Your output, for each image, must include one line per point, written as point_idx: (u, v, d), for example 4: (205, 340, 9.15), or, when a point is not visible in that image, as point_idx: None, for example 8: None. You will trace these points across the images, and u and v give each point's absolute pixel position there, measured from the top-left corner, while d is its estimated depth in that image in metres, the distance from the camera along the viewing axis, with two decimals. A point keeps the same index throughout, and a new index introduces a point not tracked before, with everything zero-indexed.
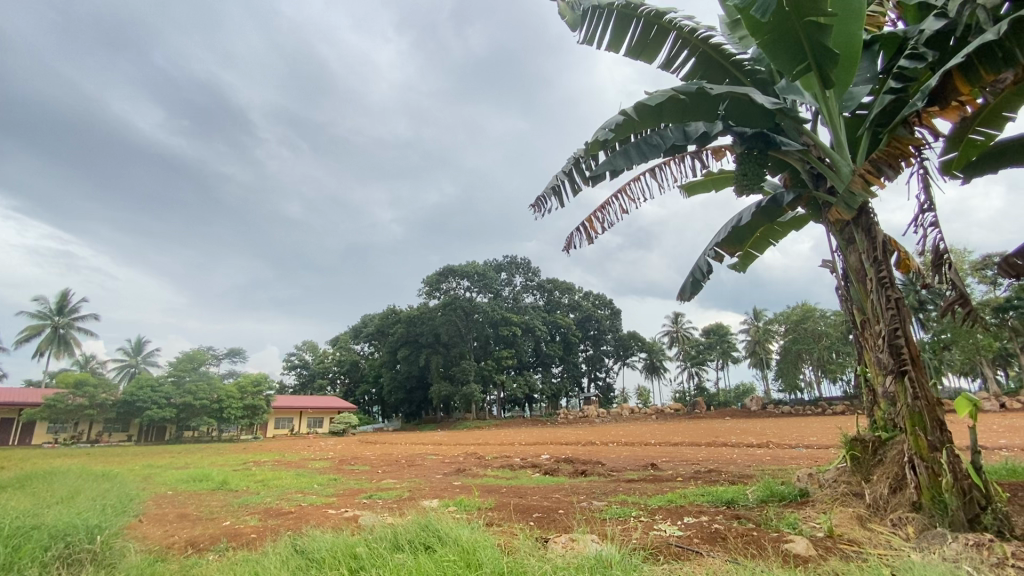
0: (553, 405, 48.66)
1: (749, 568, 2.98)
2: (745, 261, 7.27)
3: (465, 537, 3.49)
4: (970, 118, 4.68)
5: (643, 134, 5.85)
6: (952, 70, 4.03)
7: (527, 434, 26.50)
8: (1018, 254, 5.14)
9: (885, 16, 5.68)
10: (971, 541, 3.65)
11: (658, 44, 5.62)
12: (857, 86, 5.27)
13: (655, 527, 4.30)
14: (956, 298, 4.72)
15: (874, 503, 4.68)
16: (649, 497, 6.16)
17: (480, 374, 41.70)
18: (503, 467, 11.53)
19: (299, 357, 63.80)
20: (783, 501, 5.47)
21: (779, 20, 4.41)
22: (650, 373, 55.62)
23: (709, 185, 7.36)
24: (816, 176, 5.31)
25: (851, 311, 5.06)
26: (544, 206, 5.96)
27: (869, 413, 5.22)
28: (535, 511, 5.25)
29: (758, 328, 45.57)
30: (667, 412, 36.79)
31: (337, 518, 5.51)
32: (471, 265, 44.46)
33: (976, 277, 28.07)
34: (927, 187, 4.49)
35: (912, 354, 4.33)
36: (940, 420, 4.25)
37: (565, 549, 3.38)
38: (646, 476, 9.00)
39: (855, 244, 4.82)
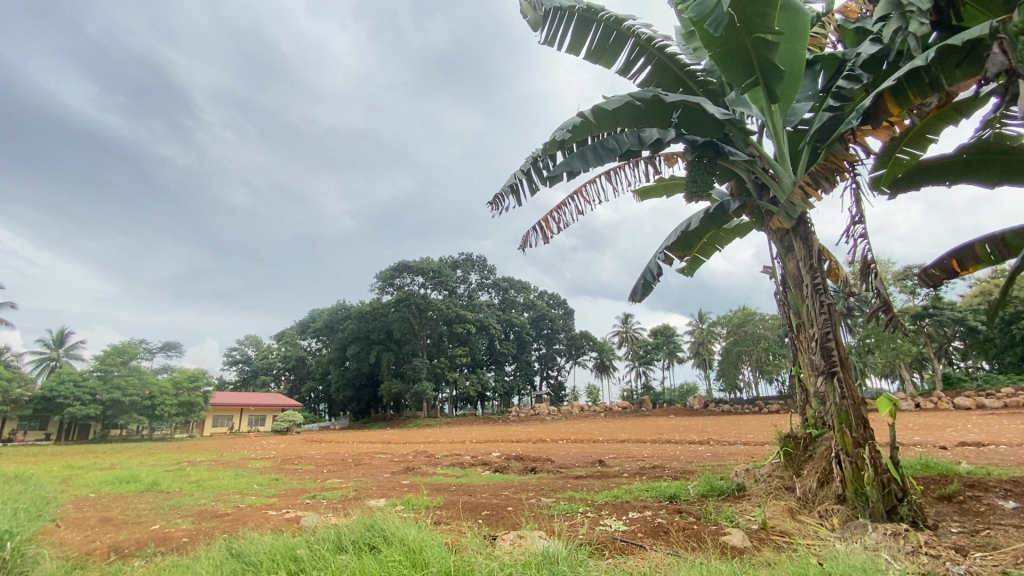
0: (505, 403, 48.79)
1: (690, 560, 3.08)
2: (692, 265, 7.52)
3: (412, 537, 3.43)
4: (897, 138, 5.05)
5: (600, 137, 5.96)
6: (885, 92, 4.35)
7: (477, 432, 26.53)
8: (933, 266, 5.61)
9: (826, 38, 6.02)
10: (888, 531, 3.95)
11: (616, 50, 5.72)
12: (799, 103, 5.58)
13: (601, 522, 4.39)
14: (881, 305, 5.06)
15: (804, 497, 4.96)
16: (596, 494, 6.27)
17: (433, 372, 41.15)
18: (453, 465, 11.45)
19: (241, 352, 61.14)
20: (721, 495, 5.74)
21: (730, 34, 4.59)
22: (600, 372, 56.74)
23: (660, 190, 7.58)
24: (760, 186, 5.55)
25: (788, 315, 5.33)
26: (502, 204, 5.95)
27: (801, 411, 5.50)
28: (485, 509, 5.25)
29: (702, 330, 47.44)
30: (616, 410, 37.68)
31: (277, 520, 5.28)
32: (426, 261, 43.94)
33: (897, 288, 30.40)
34: (859, 201, 4.79)
35: (841, 356, 4.62)
36: (864, 418, 4.56)
37: (512, 547, 3.37)
38: (594, 472, 9.14)
39: (793, 251, 5.08)
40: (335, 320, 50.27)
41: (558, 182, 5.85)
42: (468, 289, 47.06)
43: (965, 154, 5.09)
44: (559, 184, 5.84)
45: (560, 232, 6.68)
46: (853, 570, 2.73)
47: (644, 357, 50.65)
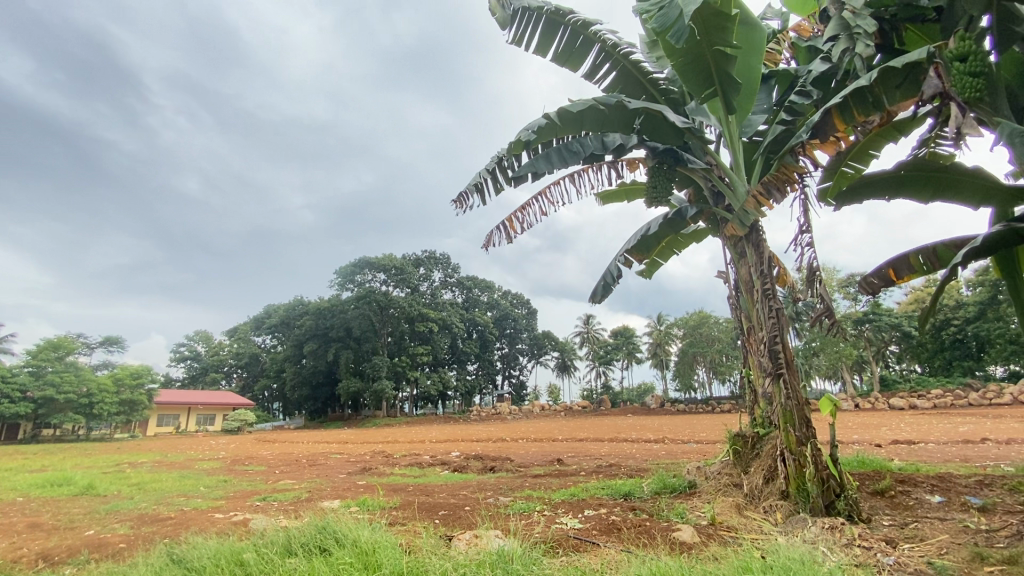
0: (466, 402, 48.60)
1: (640, 556, 3.15)
2: (651, 268, 7.70)
3: (365, 538, 3.37)
4: (844, 152, 5.35)
5: (565, 140, 6.03)
6: (832, 109, 4.60)
7: (437, 432, 26.37)
8: (873, 274, 5.92)
9: (781, 54, 6.28)
10: (826, 524, 4.18)
11: (582, 54, 5.79)
12: (755, 115, 5.80)
13: (558, 520, 4.44)
14: (824, 310, 5.32)
15: (750, 493, 5.17)
16: (552, 492, 6.32)
17: (393, 371, 40.52)
18: (411, 466, 11.31)
19: (190, 348, 58.52)
20: (673, 492, 5.91)
21: (692, 45, 4.73)
22: (561, 372, 57.26)
23: (622, 194, 7.73)
24: (716, 194, 5.75)
25: (739, 318, 5.52)
26: (466, 203, 5.93)
27: (750, 411, 5.72)
28: (441, 509, 5.21)
29: (660, 331, 48.62)
30: (575, 409, 38.15)
31: (224, 523, 5.09)
32: (388, 258, 43.38)
33: (841, 294, 32.09)
34: (806, 211, 5.04)
35: (787, 358, 4.85)
36: (806, 417, 4.81)
37: (467, 547, 3.37)
38: (552, 471, 9.23)
39: (745, 257, 5.28)
40: (292, 317, 48.80)
41: (522, 182, 5.88)
42: (431, 287, 46.59)
43: (903, 170, 5.39)
44: (524, 185, 5.88)
45: (524, 232, 6.71)
46: (792, 562, 2.86)
47: (604, 358, 51.51)
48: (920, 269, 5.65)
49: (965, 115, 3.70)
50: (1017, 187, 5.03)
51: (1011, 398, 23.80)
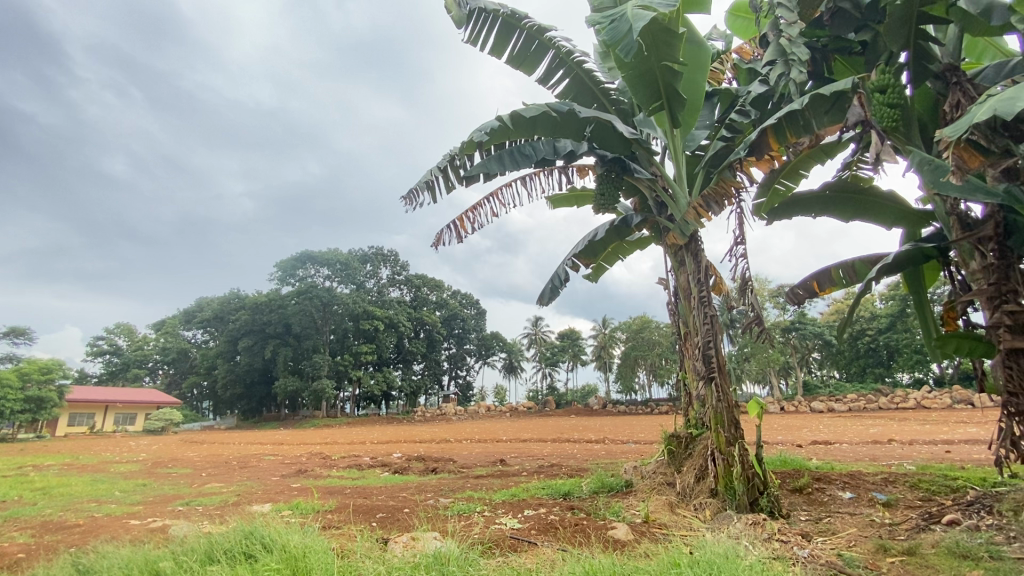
0: (410, 403, 47.77)
1: (574, 555, 3.20)
2: (597, 272, 7.89)
3: (294, 543, 3.24)
4: (776, 171, 5.73)
5: (517, 143, 6.09)
6: (768, 129, 4.91)
7: (379, 432, 25.82)
8: (798, 286, 6.34)
9: (724, 73, 6.62)
10: (750, 521, 4.43)
11: (537, 59, 5.85)
12: (698, 130, 6.06)
13: (497, 521, 4.44)
14: (754, 318, 5.63)
15: (682, 491, 5.39)
16: (494, 493, 6.33)
17: (335, 369, 39.23)
18: (350, 467, 11.01)
19: (110, 341, 54.25)
20: (611, 491, 6.08)
21: (640, 59, 4.90)
22: (508, 373, 57.42)
23: (571, 200, 7.89)
24: (659, 204, 5.97)
25: (677, 323, 5.74)
26: (416, 200, 5.84)
27: (685, 412, 5.95)
28: (379, 511, 5.09)
29: (605, 335, 49.82)
30: (521, 410, 38.34)
31: (139, 530, 4.74)
32: (333, 253, 42.42)
33: (771, 304, 34.17)
34: (741, 225, 5.32)
35: (719, 363, 5.11)
36: (735, 419, 5.09)
37: (404, 550, 3.32)
38: (495, 472, 9.24)
39: (685, 266, 5.51)
40: (227, 311, 46.25)
41: (474, 183, 5.87)
42: (378, 285, 45.58)
43: (828, 190, 5.85)
44: (475, 185, 5.87)
45: (474, 232, 6.69)
46: (717, 556, 3.00)
47: (550, 359, 52.20)
48: (839, 283, 6.12)
49: (882, 143, 4.02)
50: (923, 212, 5.52)
51: (914, 403, 26.14)
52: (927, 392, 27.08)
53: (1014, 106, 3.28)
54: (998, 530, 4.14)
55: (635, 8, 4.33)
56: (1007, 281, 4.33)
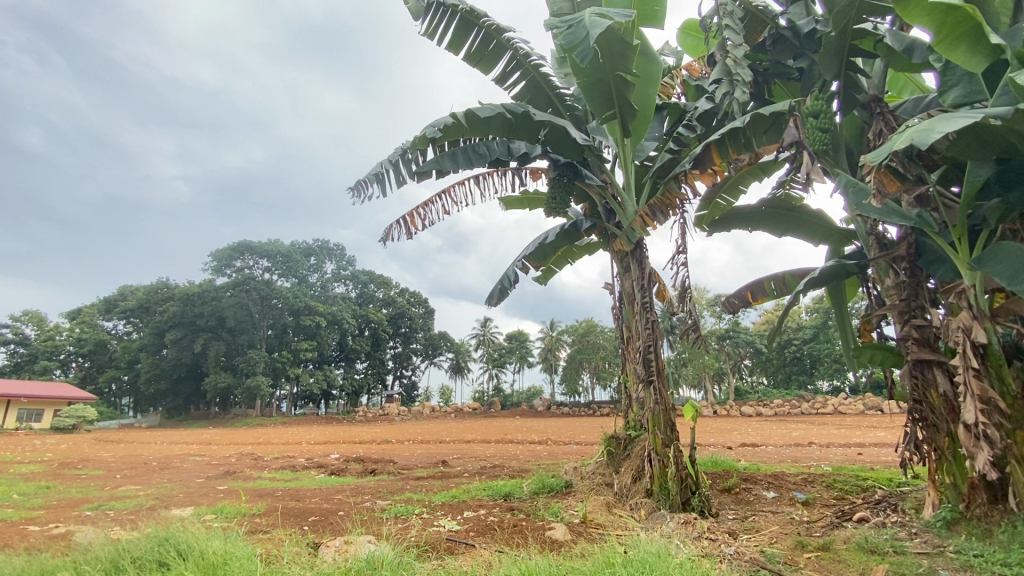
0: (351, 402, 46.36)
1: (511, 556, 3.19)
2: (546, 275, 7.96)
3: (213, 549, 3.04)
4: (718, 185, 6.06)
5: (471, 141, 6.05)
6: (712, 144, 5.13)
7: (317, 432, 24.94)
8: (734, 295, 6.65)
9: (674, 88, 6.85)
10: (682, 520, 4.59)
11: (494, 58, 5.82)
12: (647, 141, 6.24)
13: (434, 523, 4.37)
14: (692, 325, 5.85)
15: (620, 492, 5.51)
16: (434, 494, 6.24)
17: (271, 366, 37.44)
18: (283, 468, 10.50)
19: (15, 330, 49.34)
20: (550, 492, 6.14)
21: (595, 67, 4.98)
22: (454, 373, 56.78)
23: (524, 203, 7.93)
24: (608, 211, 6.09)
25: (620, 328, 5.87)
26: (364, 192, 5.66)
27: (624, 415, 6.09)
28: (311, 514, 4.89)
29: (552, 337, 50.42)
30: (466, 411, 38.06)
31: (38, 537, 4.30)
32: (274, 244, 40.69)
33: (708, 312, 35.78)
34: (684, 234, 5.51)
35: (658, 367, 5.28)
36: (671, 421, 5.26)
37: (334, 555, 3.19)
38: (436, 473, 9.12)
39: (629, 272, 5.65)
40: (153, 301, 43.14)
41: (426, 179, 5.75)
42: (322, 280, 44.61)
43: (764, 206, 6.16)
44: (427, 181, 5.77)
45: (425, 229, 6.57)
46: (649, 555, 3.08)
47: (497, 360, 52.21)
48: (771, 294, 6.48)
49: (814, 164, 4.28)
50: (846, 231, 5.93)
51: (832, 408, 28.14)
52: (843, 399, 29.18)
53: (929, 136, 3.58)
54: (902, 525, 4.52)
55: (592, 16, 4.38)
56: (915, 297, 4.73)
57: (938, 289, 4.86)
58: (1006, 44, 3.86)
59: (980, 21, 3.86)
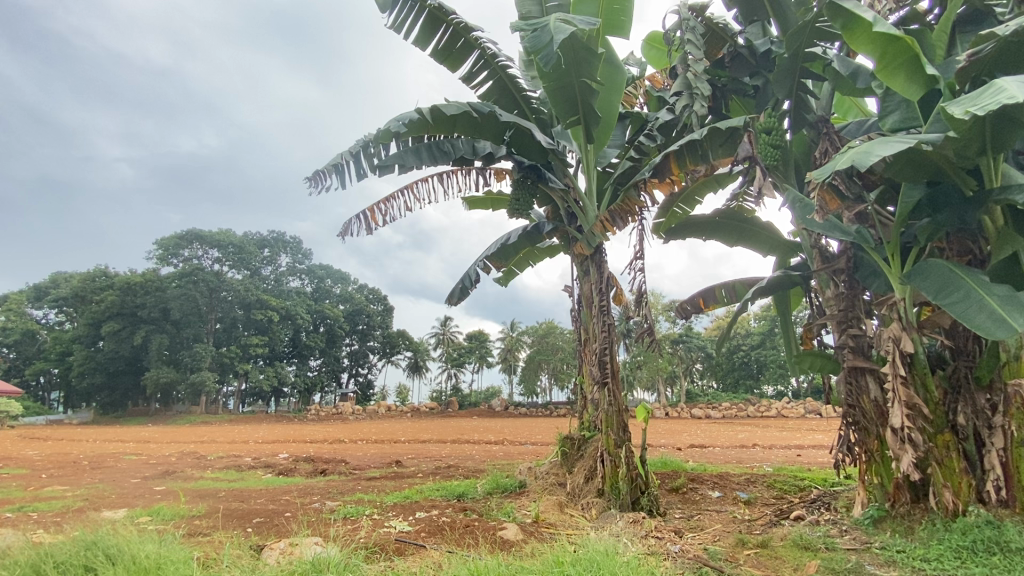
0: (303, 400, 44.98)
1: (462, 556, 3.18)
2: (507, 276, 7.98)
3: (145, 553, 2.90)
4: (675, 195, 6.31)
5: (436, 138, 5.99)
6: (670, 155, 5.30)
7: (266, 431, 24.05)
8: (687, 301, 6.87)
9: (637, 99, 7.01)
10: (631, 519, 4.71)
11: (461, 56, 5.79)
12: (609, 148, 6.36)
13: (385, 524, 4.30)
14: (646, 329, 6.00)
15: (572, 492, 5.58)
16: (386, 495, 6.15)
17: (218, 361, 35.79)
18: (227, 468, 10.06)
19: None
20: (504, 492, 6.16)
21: (560, 71, 5.04)
22: (412, 372, 55.97)
23: (487, 203, 7.93)
24: (570, 215, 6.16)
25: (578, 330, 5.96)
26: (322, 183, 5.52)
27: (580, 415, 6.17)
28: (255, 516, 4.71)
29: (512, 338, 50.50)
30: (422, 411, 37.58)
31: None
32: (225, 234, 39.00)
33: (663, 317, 36.75)
34: (642, 241, 5.65)
35: (613, 369, 5.39)
36: (624, 423, 5.38)
37: (279, 557, 3.10)
38: (389, 473, 8.97)
39: (588, 275, 5.74)
40: (89, 289, 40.50)
41: (388, 174, 5.65)
42: (276, 273, 43.20)
43: (718, 216, 6.34)
44: (389, 175, 5.68)
45: (385, 225, 6.46)
46: (597, 554, 3.13)
47: (456, 360, 51.79)
48: (721, 302, 6.74)
49: (765, 179, 4.49)
50: (792, 243, 6.26)
51: (776, 412, 29.45)
52: (787, 403, 30.56)
53: (868, 159, 3.82)
54: (833, 523, 4.79)
55: (557, 21, 4.42)
56: (852, 308, 5.04)
57: (872, 301, 5.18)
58: (939, 76, 4.14)
59: (918, 52, 4.11)
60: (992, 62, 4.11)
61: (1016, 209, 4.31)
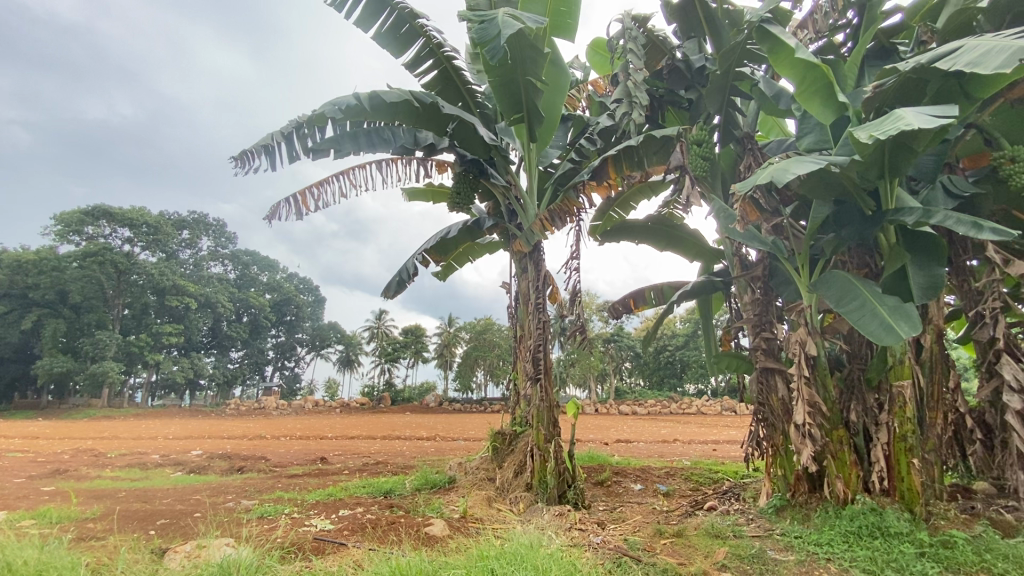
0: (222, 394, 42.27)
1: (384, 553, 3.12)
2: (446, 271, 7.90)
3: (21, 562, 2.60)
4: (612, 198, 6.54)
5: (375, 124, 5.80)
6: (608, 159, 5.48)
7: (178, 426, 22.38)
8: (618, 302, 7.11)
9: (580, 101, 7.15)
10: (557, 512, 4.82)
11: (405, 42, 5.61)
12: (551, 149, 6.45)
13: (306, 523, 4.12)
14: (579, 327, 6.14)
15: (501, 486, 5.62)
16: (307, 493, 5.89)
17: (125, 351, 32.79)
18: (130, 467, 9.27)
19: None
20: (433, 487, 6.10)
21: (506, 67, 5.03)
22: (343, 367, 54.13)
23: (427, 196, 7.80)
24: (511, 212, 6.19)
25: (514, 327, 6.01)
26: (249, 163, 5.18)
27: (512, 411, 6.24)
28: (160, 517, 4.37)
29: (448, 333, 50.04)
30: (352, 407, 36.39)
31: None
32: (138, 212, 35.79)
33: (597, 317, 37.85)
34: (579, 241, 5.77)
35: (546, 366, 5.47)
36: (554, 418, 5.48)
37: (182, 561, 2.89)
38: (312, 471, 8.60)
39: (526, 273, 5.80)
40: None
41: (322, 158, 5.41)
42: (195, 257, 40.21)
43: (650, 222, 6.58)
44: (324, 160, 5.43)
45: (317, 211, 6.18)
46: (521, 547, 3.17)
47: (390, 355, 50.58)
48: (650, 303, 7.02)
49: (694, 189, 4.73)
50: (716, 251, 6.62)
51: (696, 409, 31.17)
52: (706, 400, 32.41)
53: (785, 175, 4.10)
54: (741, 512, 5.15)
55: (506, 16, 4.41)
56: (766, 313, 5.42)
57: (784, 307, 5.60)
58: (848, 104, 4.52)
59: (831, 81, 4.46)
60: (893, 95, 4.55)
61: (906, 229, 4.79)
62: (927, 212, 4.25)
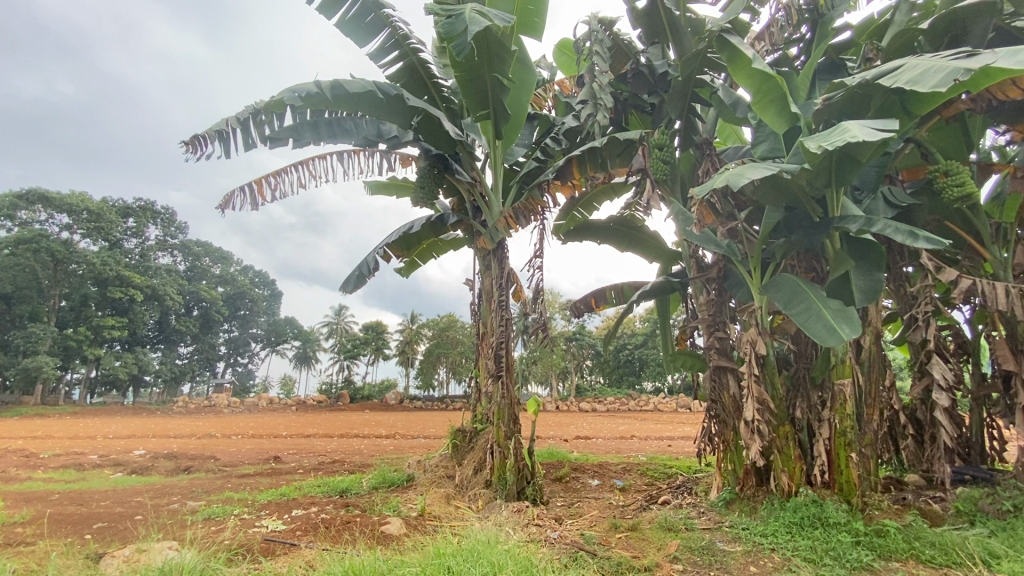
0: (169, 391, 40.32)
1: (339, 553, 3.06)
2: (409, 267, 7.80)
3: None
4: (576, 198, 6.62)
5: (337, 114, 5.65)
6: (572, 159, 5.55)
7: (120, 426, 21.21)
8: (580, 301, 7.21)
9: (546, 100, 7.19)
10: (515, 509, 4.85)
11: (370, 31, 5.49)
12: (517, 147, 6.45)
13: (256, 523, 3.99)
14: (540, 325, 6.18)
15: (460, 483, 5.61)
16: (259, 492, 5.71)
17: (61, 345, 30.79)
18: (65, 468, 8.73)
19: None
20: (391, 485, 6.03)
21: (473, 62, 5.00)
22: (300, 363, 52.62)
23: (391, 190, 7.68)
24: (475, 208, 6.17)
25: (476, 324, 6.00)
26: (202, 149, 4.96)
27: (472, 408, 6.23)
28: (96, 521, 4.13)
29: (410, 330, 49.42)
30: (309, 405, 35.38)
31: None
32: (78, 198, 33.65)
33: (560, 316, 38.21)
34: (543, 240, 5.80)
35: (507, 364, 5.48)
36: (514, 415, 5.50)
37: (120, 565, 2.75)
38: (265, 470, 8.34)
39: (490, 270, 5.80)
40: None
41: (280, 147, 5.24)
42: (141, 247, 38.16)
43: (611, 222, 6.71)
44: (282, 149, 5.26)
45: (274, 201, 5.98)
46: (478, 544, 3.17)
47: (350, 351, 49.51)
48: (610, 302, 7.15)
49: (654, 192, 4.85)
50: (674, 253, 6.81)
51: (654, 406, 31.96)
52: (664, 398, 33.28)
53: (740, 181, 4.27)
54: (693, 505, 5.32)
55: (473, 12, 4.38)
56: (720, 314, 5.62)
57: (736, 308, 5.81)
58: (800, 114, 4.72)
59: (785, 92, 4.65)
60: (841, 108, 4.80)
61: (850, 235, 5.06)
62: (869, 220, 4.50)
